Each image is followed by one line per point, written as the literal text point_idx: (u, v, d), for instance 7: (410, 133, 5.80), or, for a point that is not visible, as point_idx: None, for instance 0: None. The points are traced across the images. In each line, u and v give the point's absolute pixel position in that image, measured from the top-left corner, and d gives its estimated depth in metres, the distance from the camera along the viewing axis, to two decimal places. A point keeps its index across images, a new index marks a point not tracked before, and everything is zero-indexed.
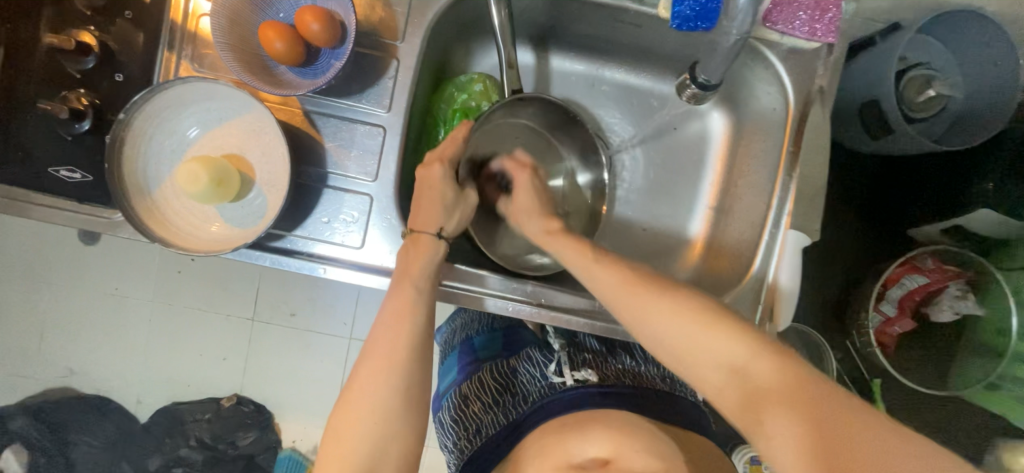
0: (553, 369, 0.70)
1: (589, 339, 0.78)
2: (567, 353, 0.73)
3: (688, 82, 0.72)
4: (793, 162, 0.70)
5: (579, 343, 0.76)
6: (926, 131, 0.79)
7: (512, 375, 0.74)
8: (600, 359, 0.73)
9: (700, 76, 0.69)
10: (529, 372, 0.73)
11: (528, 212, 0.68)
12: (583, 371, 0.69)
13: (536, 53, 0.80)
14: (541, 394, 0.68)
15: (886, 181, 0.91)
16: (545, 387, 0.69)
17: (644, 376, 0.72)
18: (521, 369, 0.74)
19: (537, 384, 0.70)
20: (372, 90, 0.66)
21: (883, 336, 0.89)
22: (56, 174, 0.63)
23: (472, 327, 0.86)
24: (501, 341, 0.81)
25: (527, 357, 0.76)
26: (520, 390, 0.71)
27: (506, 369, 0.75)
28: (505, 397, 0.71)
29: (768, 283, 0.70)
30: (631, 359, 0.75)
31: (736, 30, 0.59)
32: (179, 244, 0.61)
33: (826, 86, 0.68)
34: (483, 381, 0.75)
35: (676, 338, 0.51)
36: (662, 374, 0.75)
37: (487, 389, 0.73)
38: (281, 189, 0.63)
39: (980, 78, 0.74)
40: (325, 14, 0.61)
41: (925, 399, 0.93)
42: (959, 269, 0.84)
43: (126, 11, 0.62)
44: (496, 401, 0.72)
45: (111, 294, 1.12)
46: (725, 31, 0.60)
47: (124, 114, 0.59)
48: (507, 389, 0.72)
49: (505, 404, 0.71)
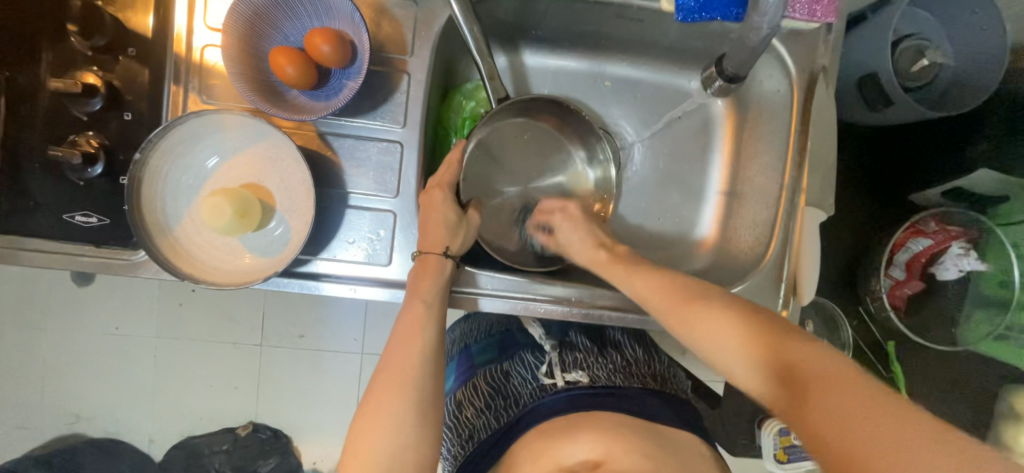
0: (544, 370, 0.71)
1: (579, 338, 0.78)
2: (558, 353, 0.73)
3: (716, 75, 0.74)
4: (803, 140, 0.73)
5: (570, 342, 0.76)
6: (921, 99, 0.82)
7: (505, 379, 0.74)
8: (591, 359, 0.73)
9: (728, 69, 0.71)
10: (520, 374, 0.73)
11: (574, 244, 0.71)
12: (574, 372, 0.70)
13: (540, 54, 0.81)
14: (531, 396, 0.69)
15: (884, 148, 0.95)
16: (535, 389, 0.69)
17: (633, 377, 0.71)
18: (513, 371, 0.75)
19: (528, 387, 0.71)
20: (385, 107, 0.66)
21: (895, 299, 0.92)
22: (71, 219, 0.62)
23: (470, 336, 0.89)
24: (497, 346, 0.82)
25: (520, 360, 0.76)
26: (511, 393, 0.71)
27: (499, 373, 0.76)
28: (497, 401, 0.72)
29: (787, 259, 0.72)
30: (621, 356, 0.75)
31: (767, 24, 0.58)
32: (206, 278, 0.60)
33: (828, 65, 0.71)
34: (477, 386, 0.75)
35: (708, 338, 0.53)
36: (654, 372, 0.74)
37: (479, 394, 0.74)
38: (303, 215, 0.63)
39: (970, 45, 0.77)
40: (335, 35, 0.60)
41: (933, 356, 0.96)
42: (963, 229, 0.86)
43: (129, 48, 0.61)
44: (488, 405, 0.72)
45: (113, 334, 1.09)
46: (755, 26, 0.59)
47: (140, 154, 0.58)
48: (499, 392, 0.73)
49: (495, 408, 0.71)
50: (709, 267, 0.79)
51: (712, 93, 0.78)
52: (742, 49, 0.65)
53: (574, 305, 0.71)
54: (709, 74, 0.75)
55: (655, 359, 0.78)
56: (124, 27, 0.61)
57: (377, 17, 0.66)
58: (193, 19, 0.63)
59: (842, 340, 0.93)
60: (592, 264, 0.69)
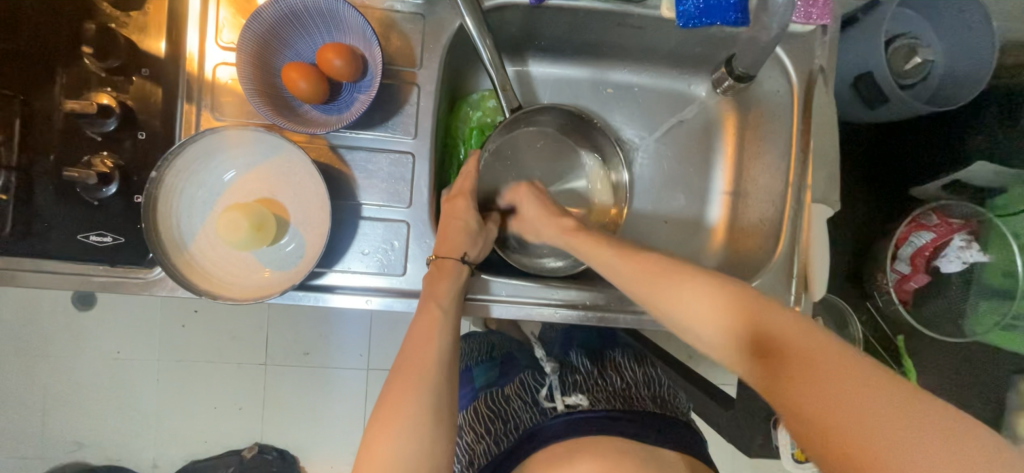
0: (545, 394, 0.71)
1: (579, 359, 0.78)
2: (558, 376, 0.73)
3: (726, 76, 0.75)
4: (805, 137, 0.74)
5: (570, 364, 0.77)
6: (915, 96, 0.84)
7: (505, 402, 0.73)
8: (591, 382, 0.73)
9: (739, 69, 0.71)
10: (522, 398, 0.72)
11: (539, 218, 0.73)
12: (573, 396, 0.69)
13: (543, 64, 0.83)
14: (533, 420, 0.67)
15: (882, 148, 0.97)
16: (535, 413, 0.68)
17: (633, 400, 0.70)
18: (514, 395, 0.73)
19: (528, 411, 0.70)
20: (396, 118, 0.67)
21: (903, 293, 0.92)
22: (86, 240, 0.62)
23: (470, 358, 0.89)
24: (498, 369, 0.83)
25: (520, 383, 0.75)
26: (511, 417, 0.70)
27: (500, 397, 0.74)
28: (496, 425, 0.70)
29: (799, 253, 0.73)
30: (621, 379, 0.75)
31: (777, 24, 0.60)
32: (225, 293, 0.60)
33: (826, 65, 0.73)
34: (478, 411, 0.75)
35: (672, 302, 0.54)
36: (653, 394, 0.74)
37: (480, 418, 0.73)
38: (317, 226, 0.63)
39: (957, 42, 0.79)
40: (345, 49, 0.61)
41: (943, 348, 0.97)
42: (964, 221, 0.88)
43: (142, 68, 0.62)
44: (488, 430, 0.71)
45: (115, 357, 1.08)
46: (765, 26, 0.61)
47: (156, 171, 0.59)
48: (498, 417, 0.71)
49: (495, 433, 0.70)
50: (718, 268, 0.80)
51: (722, 92, 0.79)
52: (753, 49, 0.66)
53: (586, 310, 0.71)
54: (719, 75, 0.77)
55: (655, 381, 0.77)
56: (138, 49, 0.62)
57: (386, 32, 0.67)
58: (205, 41, 0.64)
59: (852, 336, 0.93)
60: (570, 229, 0.69)
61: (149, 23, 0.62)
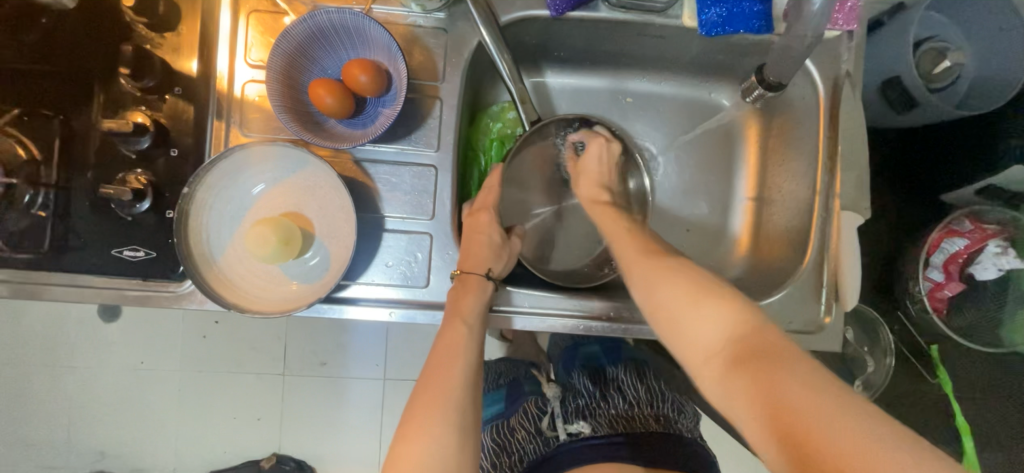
0: (547, 423, 0.72)
1: (580, 381, 0.77)
2: (561, 402, 0.73)
3: (755, 84, 0.74)
4: (833, 145, 0.72)
5: (573, 388, 0.76)
6: (946, 100, 0.82)
7: (510, 434, 0.75)
8: (593, 406, 0.73)
9: (769, 78, 0.71)
10: (525, 428, 0.74)
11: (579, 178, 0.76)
12: (576, 423, 0.70)
13: (561, 75, 0.83)
14: (537, 451, 0.71)
15: (909, 154, 0.95)
16: (540, 443, 0.71)
17: (635, 420, 0.70)
18: (517, 425, 0.75)
19: (533, 441, 0.72)
20: (419, 132, 0.68)
21: (936, 301, 0.89)
22: (120, 254, 0.63)
23: None
24: (503, 398, 0.81)
25: (524, 412, 0.75)
26: (516, 449, 0.73)
27: (505, 428, 0.76)
28: (503, 458, 0.74)
29: (829, 263, 0.71)
30: (623, 398, 0.74)
31: (813, 33, 0.59)
32: (254, 308, 0.61)
33: (853, 70, 0.71)
34: (484, 444, 0.78)
35: (667, 300, 0.54)
36: (657, 412, 0.73)
37: (487, 452, 0.76)
38: (343, 240, 0.64)
39: (990, 45, 0.77)
40: (371, 65, 0.62)
41: (980, 359, 0.94)
42: (998, 227, 0.85)
43: (176, 87, 0.64)
44: (495, 463, 0.75)
45: (140, 369, 1.10)
46: (800, 35, 0.60)
47: (187, 188, 0.60)
48: (504, 449, 0.75)
49: (504, 465, 0.74)
50: (744, 277, 0.79)
51: (750, 100, 0.78)
52: (782, 57, 0.65)
53: (611, 322, 0.70)
54: (748, 85, 0.76)
55: (659, 397, 0.75)
56: (172, 69, 0.64)
57: (409, 47, 0.68)
58: (234, 60, 0.65)
59: (882, 343, 0.91)
60: (593, 202, 0.73)
61: (181, 44, 0.64)
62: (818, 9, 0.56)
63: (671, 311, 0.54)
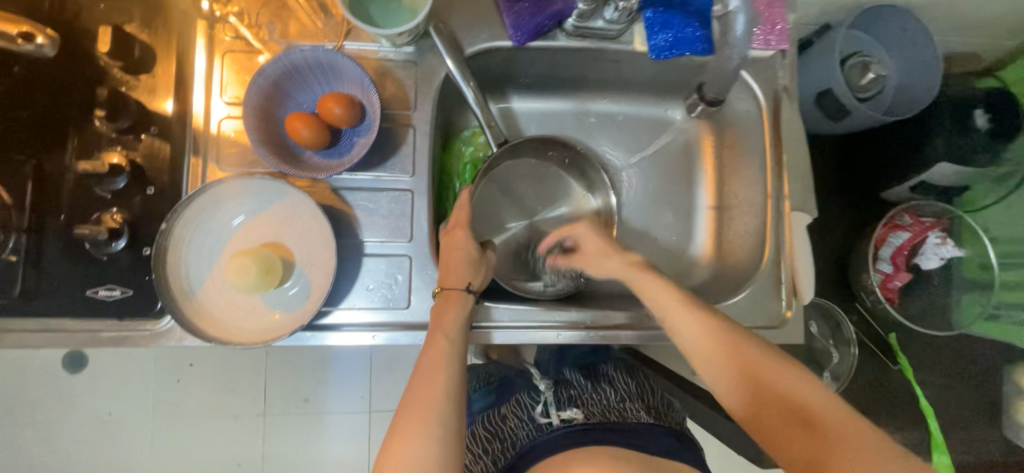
0: (540, 410, 0.72)
1: (573, 376, 0.80)
2: (553, 392, 0.75)
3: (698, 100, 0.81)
4: (779, 152, 0.79)
5: (565, 381, 0.79)
6: (874, 107, 0.90)
7: (502, 422, 0.76)
8: (585, 397, 0.74)
9: (708, 94, 0.77)
10: (518, 417, 0.74)
11: (600, 254, 0.71)
12: (568, 410, 0.71)
13: (528, 100, 0.88)
14: (528, 436, 0.70)
15: (855, 157, 1.01)
16: (532, 429, 0.70)
17: (626, 411, 0.72)
18: (509, 413, 0.76)
19: (524, 428, 0.72)
20: (394, 159, 0.71)
21: (888, 292, 0.96)
22: (94, 295, 0.63)
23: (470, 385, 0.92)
24: (495, 392, 0.86)
25: (516, 402, 0.77)
26: (508, 436, 0.74)
27: (497, 418, 0.78)
28: (494, 445, 0.75)
29: (785, 261, 0.76)
30: (614, 391, 0.77)
31: (737, 55, 0.66)
32: (234, 340, 0.61)
33: (789, 85, 0.78)
34: (476, 434, 0.79)
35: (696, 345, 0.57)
36: (648, 405, 0.75)
37: (479, 439, 0.77)
38: (322, 267, 0.65)
39: (908, 56, 0.86)
40: (345, 97, 0.65)
41: (931, 344, 1.01)
42: (935, 220, 0.95)
43: (151, 127, 0.65)
44: (486, 450, 0.75)
45: (112, 418, 1.05)
46: (727, 57, 0.67)
47: (165, 224, 0.61)
48: (495, 436, 0.76)
49: (494, 451, 0.74)
50: (711, 280, 0.84)
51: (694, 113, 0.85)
52: (718, 75, 0.72)
53: (589, 330, 0.73)
54: (692, 101, 0.83)
55: (648, 393, 0.79)
56: (147, 110, 0.66)
57: (381, 79, 0.71)
58: (210, 99, 0.67)
59: (845, 336, 0.97)
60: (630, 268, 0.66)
61: (156, 85, 0.66)
62: (739, 34, 0.64)
63: (699, 358, 0.57)
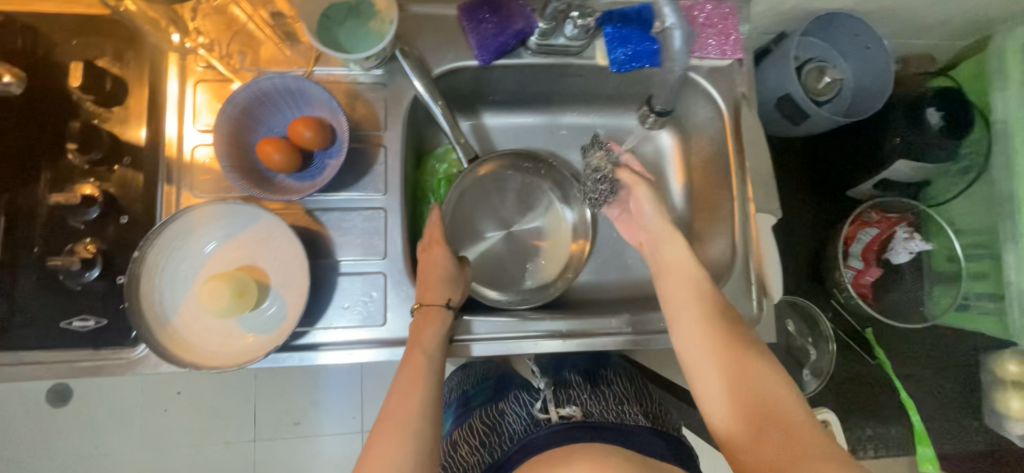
0: (538, 407, 0.73)
1: (572, 376, 0.81)
2: (552, 391, 0.75)
3: (647, 113, 0.84)
4: (742, 158, 0.81)
5: (564, 381, 0.79)
6: (834, 109, 0.94)
7: (500, 417, 0.76)
8: (584, 398, 0.75)
9: (657, 106, 0.81)
10: (515, 412, 0.75)
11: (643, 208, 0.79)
12: (567, 407, 0.71)
13: (499, 115, 0.91)
14: (525, 431, 0.70)
15: (821, 158, 1.04)
16: (528, 424, 0.70)
17: (625, 414, 0.73)
18: (508, 409, 0.77)
19: (521, 423, 0.72)
20: (367, 178, 0.72)
21: (861, 287, 0.99)
22: (69, 326, 0.63)
23: (467, 382, 0.91)
24: (492, 390, 0.85)
25: (514, 399, 0.78)
26: (505, 430, 0.73)
27: (495, 412, 0.78)
28: (490, 438, 0.74)
29: (753, 261, 0.78)
30: (612, 393, 0.78)
31: None
32: (209, 364, 0.62)
33: (747, 91, 0.81)
34: (473, 427, 0.78)
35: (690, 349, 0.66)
36: (645, 409, 0.76)
37: (474, 433, 0.77)
38: (296, 288, 0.66)
39: (862, 61, 0.89)
40: (315, 121, 0.67)
41: (907, 337, 1.03)
42: (901, 215, 0.98)
43: (124, 157, 0.67)
44: (483, 443, 0.75)
45: (97, 451, 1.04)
46: (670, 70, 0.69)
47: (138, 252, 0.62)
48: (493, 430, 0.75)
49: (489, 444, 0.74)
50: None
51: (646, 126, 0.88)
52: None
53: (565, 338, 0.74)
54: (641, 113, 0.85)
55: (646, 399, 0.80)
56: (120, 140, 0.67)
57: (351, 102, 0.73)
58: (183, 126, 0.68)
59: (823, 333, 0.99)
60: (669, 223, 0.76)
61: (129, 116, 0.67)
62: None
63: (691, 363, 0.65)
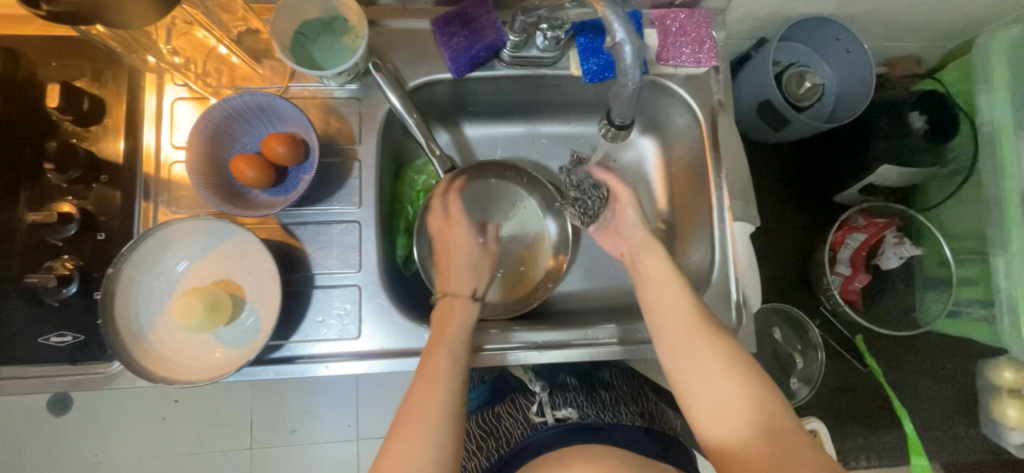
0: (535, 410, 0.72)
1: (568, 378, 0.80)
2: (549, 393, 0.75)
3: (607, 127, 0.78)
4: (718, 164, 0.79)
5: (560, 383, 0.78)
6: (816, 113, 0.93)
7: (497, 421, 0.76)
8: (583, 399, 0.74)
9: (615, 120, 0.75)
10: (512, 417, 0.74)
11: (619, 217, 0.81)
12: (563, 410, 0.71)
13: (478, 125, 0.91)
14: (523, 435, 0.70)
15: (813, 162, 1.04)
16: (526, 427, 0.71)
17: (621, 415, 0.72)
18: (504, 413, 0.77)
19: (518, 427, 0.72)
20: (342, 192, 0.73)
21: (849, 294, 0.98)
22: (47, 341, 0.64)
23: None
24: (490, 393, 0.85)
25: (512, 403, 0.77)
26: (502, 434, 0.73)
27: (492, 416, 0.78)
28: (489, 443, 0.74)
29: (731, 266, 0.77)
30: (609, 395, 0.77)
31: (632, 83, 0.65)
32: (181, 379, 0.62)
33: (724, 99, 0.81)
34: (470, 431, 0.78)
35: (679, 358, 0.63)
36: (642, 410, 0.75)
37: (473, 437, 0.77)
38: (270, 301, 0.66)
39: (843, 66, 0.88)
40: (287, 136, 0.68)
41: (898, 342, 1.01)
42: (888, 220, 0.96)
43: (102, 175, 0.68)
44: (480, 447, 0.74)
45: (93, 462, 1.05)
46: (623, 85, 0.66)
47: (112, 268, 0.62)
48: (490, 434, 0.75)
49: (488, 449, 0.73)
50: None
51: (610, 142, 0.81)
52: (620, 101, 0.70)
53: (540, 349, 0.73)
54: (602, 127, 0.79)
55: (642, 400, 0.78)
56: (98, 157, 0.68)
57: (326, 116, 0.74)
58: (161, 141, 0.70)
59: (810, 339, 0.97)
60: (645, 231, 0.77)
61: (108, 133, 0.69)
62: (630, 63, 0.63)
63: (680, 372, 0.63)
